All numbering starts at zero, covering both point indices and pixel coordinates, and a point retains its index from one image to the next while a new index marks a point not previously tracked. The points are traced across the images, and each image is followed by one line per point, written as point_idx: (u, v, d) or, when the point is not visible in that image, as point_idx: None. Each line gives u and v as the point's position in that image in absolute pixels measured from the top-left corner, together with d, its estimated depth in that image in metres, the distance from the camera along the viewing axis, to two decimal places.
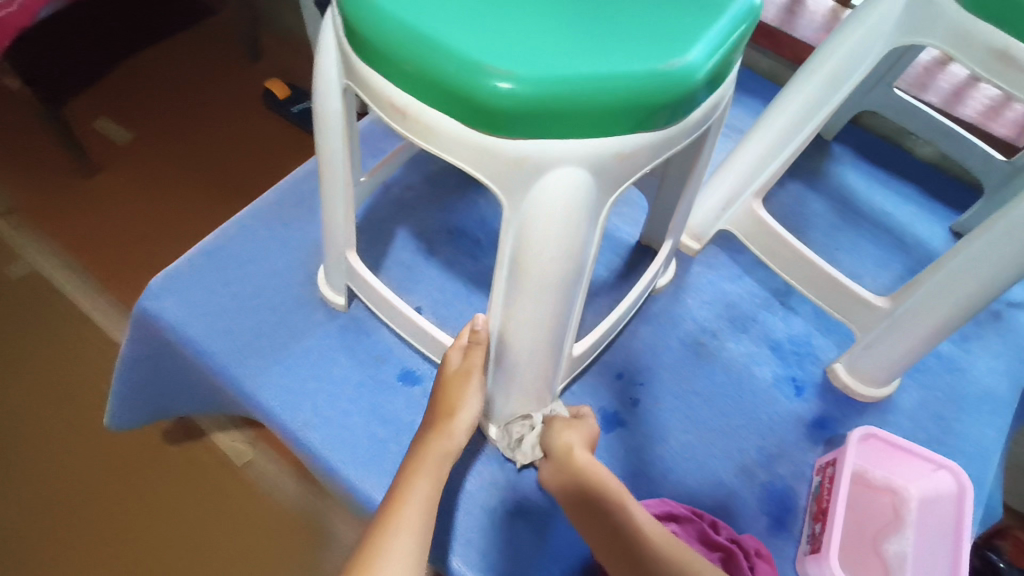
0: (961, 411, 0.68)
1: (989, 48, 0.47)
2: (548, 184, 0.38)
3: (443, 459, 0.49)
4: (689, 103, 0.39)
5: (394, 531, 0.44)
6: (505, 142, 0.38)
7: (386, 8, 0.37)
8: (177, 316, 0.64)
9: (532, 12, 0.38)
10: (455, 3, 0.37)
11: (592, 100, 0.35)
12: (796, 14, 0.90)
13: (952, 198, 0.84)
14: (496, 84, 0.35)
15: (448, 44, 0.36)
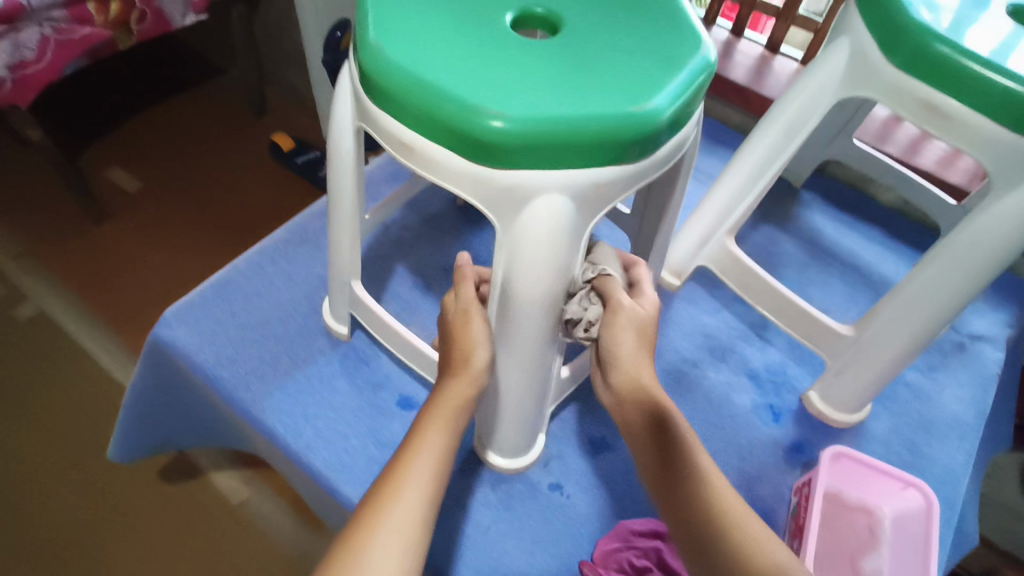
0: (930, 436, 0.71)
1: (920, 99, 0.54)
2: (534, 208, 0.44)
3: (457, 411, 0.49)
4: (658, 140, 0.45)
5: (400, 484, 0.43)
6: (497, 172, 0.43)
7: (393, 60, 0.43)
8: (188, 345, 0.68)
9: (520, 66, 0.44)
10: (453, 58, 0.44)
11: (569, 137, 0.41)
12: (763, 75, 0.99)
13: (914, 240, 0.90)
14: (488, 124, 0.40)
15: (447, 90, 0.42)
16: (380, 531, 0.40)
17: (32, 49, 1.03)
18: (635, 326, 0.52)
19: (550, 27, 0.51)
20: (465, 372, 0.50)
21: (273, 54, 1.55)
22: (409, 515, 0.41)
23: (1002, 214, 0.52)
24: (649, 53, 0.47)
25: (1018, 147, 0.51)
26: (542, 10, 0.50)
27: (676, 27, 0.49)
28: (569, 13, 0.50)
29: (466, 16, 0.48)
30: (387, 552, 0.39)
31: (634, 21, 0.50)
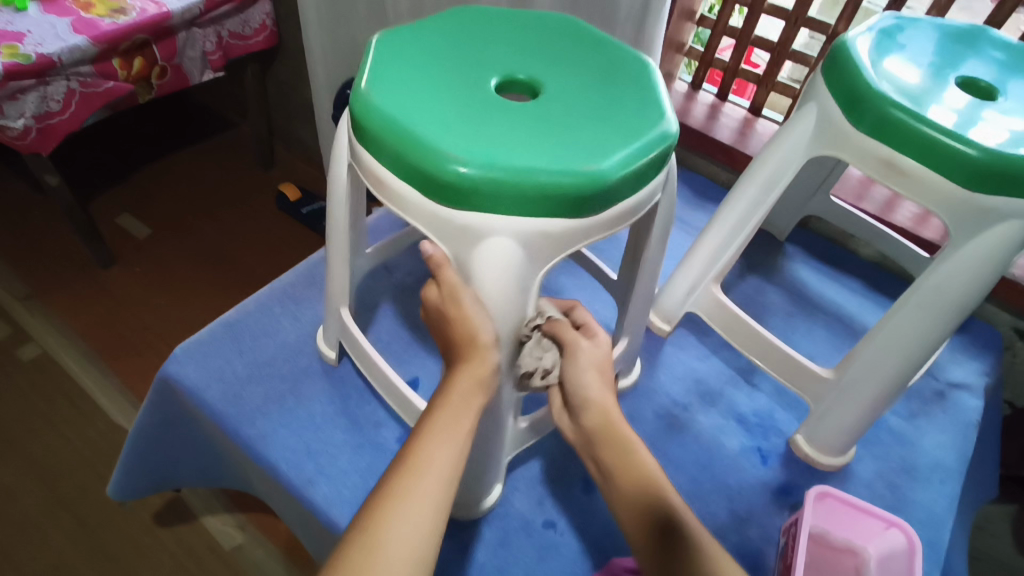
0: (914, 480, 0.74)
1: (882, 159, 0.59)
2: (484, 247, 0.48)
3: (471, 394, 0.48)
4: (608, 201, 0.49)
5: (418, 473, 0.43)
6: (451, 211, 0.48)
7: (376, 108, 0.49)
8: (197, 381, 0.71)
9: (487, 124, 0.49)
10: (430, 112, 0.49)
11: (515, 187, 0.46)
12: (747, 136, 1.06)
13: (893, 291, 0.95)
14: (450, 168, 0.46)
15: (421, 136, 0.47)
16: (396, 521, 0.41)
17: (58, 101, 1.09)
18: (594, 366, 0.56)
19: (532, 91, 0.56)
20: (475, 350, 0.49)
21: (284, 109, 1.63)
22: (426, 506, 0.42)
23: (963, 260, 0.57)
24: (612, 122, 0.51)
25: (971, 203, 0.56)
26: (525, 77, 0.56)
27: (644, 101, 0.54)
28: (549, 80, 0.55)
29: (454, 80, 0.54)
30: (406, 542, 0.40)
31: (607, 92, 0.55)
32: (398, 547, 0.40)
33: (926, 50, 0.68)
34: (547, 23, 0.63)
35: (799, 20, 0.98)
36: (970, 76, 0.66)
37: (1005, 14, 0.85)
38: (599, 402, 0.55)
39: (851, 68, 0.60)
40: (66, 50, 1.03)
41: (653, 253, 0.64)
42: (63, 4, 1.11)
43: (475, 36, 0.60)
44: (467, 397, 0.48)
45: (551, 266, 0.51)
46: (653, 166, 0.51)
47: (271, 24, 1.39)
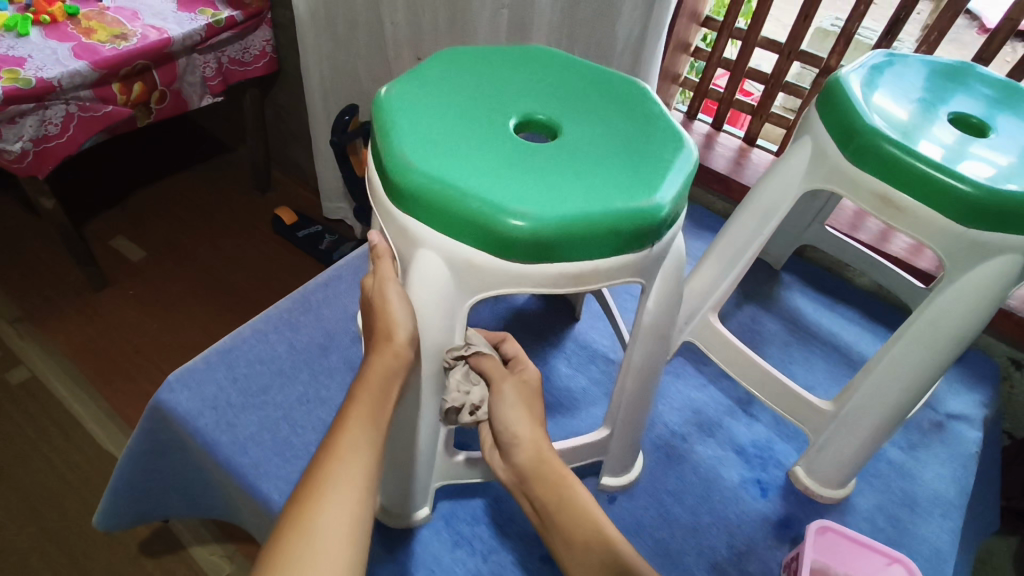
0: (914, 514, 0.73)
1: (874, 193, 0.60)
2: (421, 255, 0.49)
3: (381, 383, 0.48)
4: (537, 255, 0.46)
5: (340, 458, 0.42)
6: (398, 210, 0.50)
7: (382, 106, 0.53)
8: (189, 409, 0.70)
9: (462, 147, 0.49)
10: (419, 123, 0.51)
11: (441, 203, 0.46)
12: (742, 165, 1.07)
13: (889, 321, 0.95)
14: (399, 166, 0.48)
15: (392, 135, 0.50)
16: (327, 502, 0.39)
17: (56, 125, 1.09)
18: (530, 403, 0.56)
19: (550, 132, 0.55)
20: (389, 347, 0.49)
21: (282, 134, 1.64)
22: (350, 486, 0.41)
23: (957, 294, 0.58)
24: (588, 179, 0.48)
25: (965, 237, 0.56)
26: (544, 117, 0.55)
27: (648, 168, 0.50)
28: (568, 125, 0.54)
29: (469, 111, 0.54)
30: (338, 521, 0.39)
31: (620, 149, 0.52)
32: (332, 525, 0.38)
33: (919, 87, 0.70)
34: (603, 75, 0.61)
35: (793, 53, 0.99)
36: (962, 112, 0.67)
37: (993, 50, 0.87)
38: (533, 442, 0.54)
39: (846, 102, 0.61)
40: (66, 74, 1.03)
41: (638, 354, 0.59)
42: (64, 30, 1.12)
43: (517, 78, 0.59)
44: (377, 389, 0.48)
45: (479, 297, 0.50)
46: (612, 238, 0.47)
47: (271, 50, 1.41)
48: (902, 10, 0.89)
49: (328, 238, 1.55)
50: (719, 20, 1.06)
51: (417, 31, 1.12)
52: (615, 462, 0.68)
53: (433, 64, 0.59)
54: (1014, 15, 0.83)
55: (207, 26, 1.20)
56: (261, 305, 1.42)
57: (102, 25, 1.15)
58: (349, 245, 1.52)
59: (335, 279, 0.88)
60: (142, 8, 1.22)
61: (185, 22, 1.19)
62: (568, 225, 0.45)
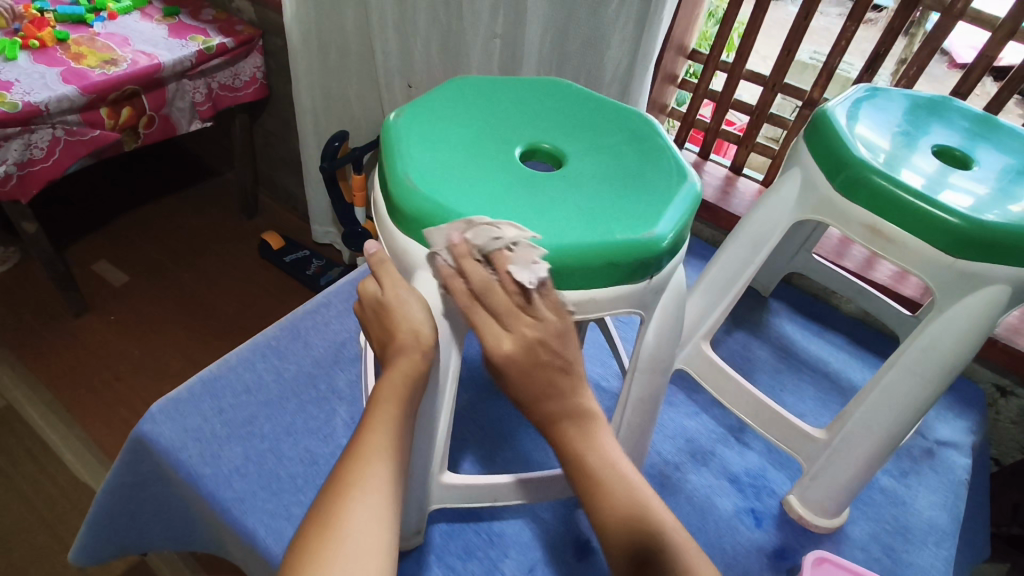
0: (907, 542, 0.73)
1: (866, 225, 0.61)
2: (419, 279, 0.49)
3: (407, 386, 0.47)
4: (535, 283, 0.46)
5: (367, 460, 0.43)
6: (398, 231, 0.50)
7: (389, 127, 0.53)
8: (172, 440, 0.68)
9: (467, 173, 0.50)
10: (424, 147, 0.51)
11: (440, 225, 0.46)
12: (729, 194, 1.08)
13: (876, 347, 0.96)
14: (402, 188, 0.48)
15: (397, 156, 0.50)
16: (354, 504, 0.41)
17: (41, 149, 1.08)
18: None
19: (555, 161, 0.56)
20: (415, 347, 0.48)
21: (271, 159, 1.64)
22: (375, 489, 0.42)
23: (946, 324, 0.59)
24: (592, 209, 0.49)
25: (954, 268, 0.57)
26: (549, 147, 0.55)
27: (648, 197, 0.51)
28: (574, 155, 0.54)
29: (476, 139, 0.54)
30: (364, 519, 0.40)
31: (625, 180, 0.52)
32: (359, 528, 0.39)
33: (902, 120, 0.71)
34: (609, 105, 0.61)
35: (777, 86, 1.02)
36: (945, 144, 0.69)
37: (969, 85, 0.90)
38: None
39: (832, 135, 0.63)
40: (53, 99, 1.03)
41: (637, 388, 0.58)
42: (52, 55, 1.12)
43: (524, 107, 0.59)
44: (402, 388, 0.47)
45: (475, 323, 0.50)
46: (610, 268, 0.47)
47: (262, 76, 1.41)
48: (881, 46, 0.92)
49: (316, 263, 1.54)
50: (705, 53, 1.09)
51: (409, 61, 1.13)
52: None
53: (446, 91, 0.59)
54: (990, 52, 0.86)
55: (198, 52, 1.21)
56: (247, 331, 1.40)
57: (92, 51, 1.14)
58: (337, 271, 1.51)
59: (324, 305, 0.87)
60: (132, 34, 1.22)
61: (176, 48, 1.20)
62: (567, 253, 0.45)
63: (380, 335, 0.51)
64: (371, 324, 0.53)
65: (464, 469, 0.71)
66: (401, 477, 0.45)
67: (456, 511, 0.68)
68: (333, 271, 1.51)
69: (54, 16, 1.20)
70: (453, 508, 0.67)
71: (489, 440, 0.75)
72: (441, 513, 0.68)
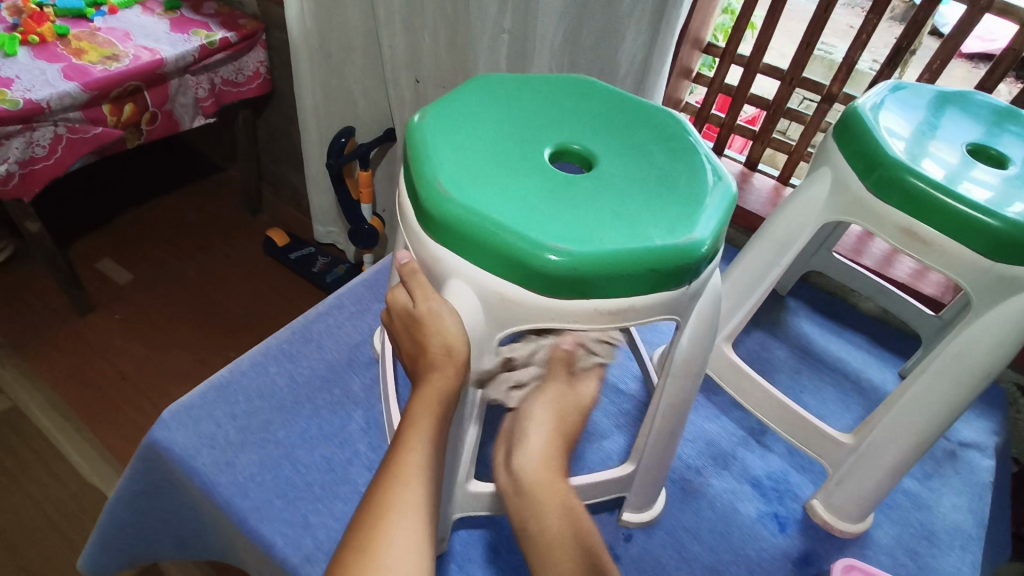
0: (934, 547, 0.71)
1: (901, 228, 0.59)
2: (450, 288, 0.47)
3: (441, 405, 0.46)
4: (569, 291, 0.45)
5: (402, 482, 0.42)
6: (426, 237, 0.48)
7: (416, 128, 0.51)
8: (186, 448, 0.67)
9: (497, 177, 0.48)
10: (452, 150, 0.49)
11: (471, 231, 0.44)
12: (746, 190, 1.06)
13: (896, 347, 0.94)
14: (432, 193, 0.46)
15: (426, 159, 0.48)
16: (390, 531, 0.40)
17: (44, 147, 1.06)
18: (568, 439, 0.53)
19: (584, 162, 0.54)
20: (448, 362, 0.46)
21: (275, 155, 1.62)
22: (413, 514, 0.41)
23: (984, 330, 0.57)
24: (628, 215, 0.47)
25: (993, 272, 0.56)
26: (579, 148, 0.53)
27: (684, 201, 0.49)
28: (605, 156, 0.53)
29: (504, 141, 0.52)
30: (401, 548, 0.39)
31: (658, 183, 0.51)
32: (396, 558, 0.39)
33: (932, 116, 0.69)
34: (637, 104, 0.60)
35: (795, 80, 0.99)
36: (978, 142, 0.67)
37: (995, 79, 0.88)
38: None
39: (865, 133, 0.61)
40: (55, 96, 1.01)
41: (669, 393, 0.57)
42: (53, 51, 1.10)
43: (549, 106, 0.57)
44: (437, 404, 0.45)
45: (508, 332, 0.48)
46: (648, 275, 0.45)
47: (265, 71, 1.39)
48: (904, 39, 0.90)
49: (322, 260, 1.53)
50: (721, 46, 1.06)
51: (416, 55, 1.11)
52: (638, 498, 0.66)
53: (471, 89, 0.57)
54: (1016, 46, 0.84)
55: (201, 47, 1.18)
56: (253, 330, 1.38)
57: (93, 46, 1.12)
58: (343, 268, 1.50)
59: (336, 308, 0.86)
60: (134, 29, 1.20)
61: (179, 43, 1.17)
62: (604, 261, 0.44)
63: (410, 348, 0.49)
64: (400, 335, 0.52)
65: (483, 475, 0.70)
66: (436, 499, 0.43)
67: (476, 518, 0.67)
68: (340, 268, 1.50)
69: (53, 11, 1.17)
70: (473, 516, 0.66)
71: None
72: (461, 521, 0.66)
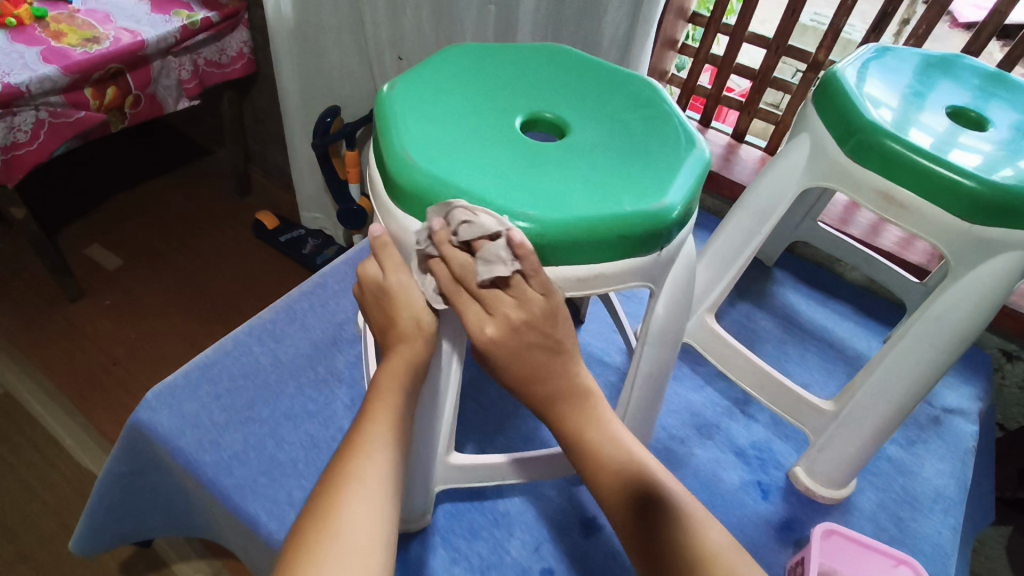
0: (915, 511, 0.72)
1: (878, 193, 0.59)
2: (422, 260, 0.47)
3: (410, 377, 0.46)
4: (542, 259, 0.45)
5: (366, 453, 0.42)
6: (396, 207, 0.48)
7: (386, 99, 0.50)
8: (169, 428, 0.67)
9: (466, 146, 0.47)
10: (422, 121, 0.49)
11: (441, 199, 0.44)
12: (732, 162, 1.05)
13: (882, 316, 0.94)
14: (400, 162, 0.45)
15: (394, 129, 0.48)
16: (351, 498, 0.39)
17: (25, 132, 1.05)
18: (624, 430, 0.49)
19: (557, 130, 0.53)
20: (418, 335, 0.46)
21: (262, 137, 1.61)
22: (376, 483, 0.41)
23: (960, 294, 0.57)
24: (599, 181, 0.47)
25: (970, 235, 0.55)
26: (551, 116, 0.53)
27: (656, 166, 0.49)
28: (578, 124, 0.52)
29: (475, 110, 0.51)
30: (361, 515, 0.39)
31: (629, 149, 0.50)
32: (356, 523, 0.38)
33: (914, 80, 0.68)
34: (612, 71, 0.59)
35: (781, 49, 0.98)
36: (959, 105, 0.66)
37: (981, 44, 0.87)
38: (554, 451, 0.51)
39: (843, 96, 0.61)
40: (34, 80, 0.99)
41: (647, 362, 0.57)
42: (31, 34, 1.08)
43: (521, 74, 0.57)
44: (404, 375, 0.46)
45: None
46: (620, 242, 0.45)
47: (249, 51, 1.37)
48: (890, 4, 0.88)
49: (312, 241, 1.51)
50: (706, 16, 1.04)
51: (399, 31, 1.09)
52: None
53: (442, 59, 0.57)
54: (1001, 8, 0.82)
55: (182, 27, 1.16)
56: (244, 313, 1.38)
57: (72, 28, 1.10)
58: (333, 250, 1.48)
59: (320, 287, 0.86)
60: (114, 11, 1.17)
61: (159, 24, 1.16)
62: (574, 226, 0.43)
63: (380, 322, 0.49)
64: (371, 308, 0.51)
65: (468, 449, 0.70)
66: (401, 470, 0.43)
67: (461, 491, 0.67)
68: (330, 250, 1.49)
69: None
70: (458, 489, 0.67)
71: (493, 418, 0.74)
72: (446, 494, 0.67)
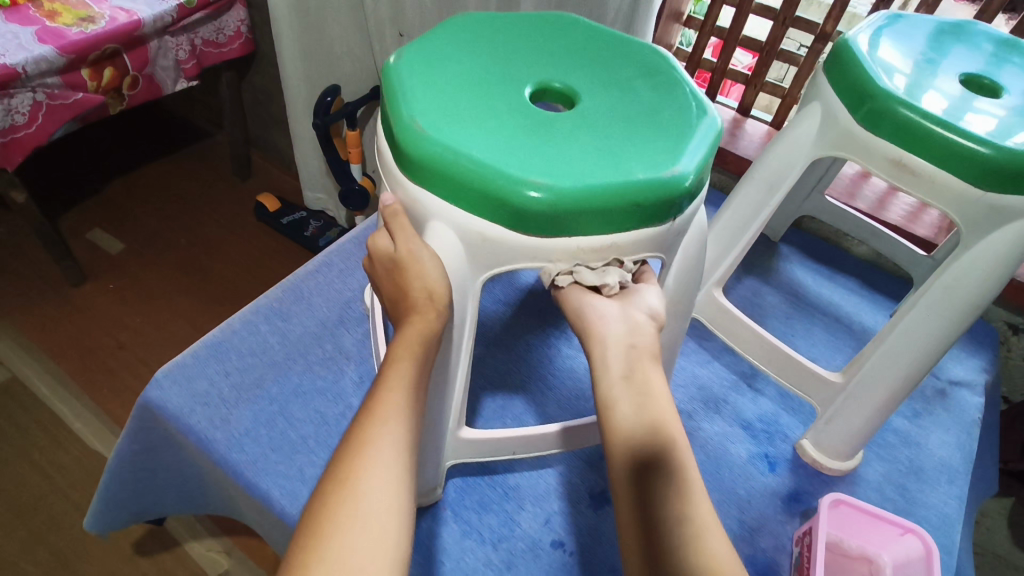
0: (921, 481, 0.73)
1: (890, 160, 0.58)
2: (431, 230, 0.47)
3: (424, 349, 0.46)
4: (553, 227, 0.44)
5: (381, 420, 0.42)
6: (405, 178, 0.48)
7: (393, 68, 0.50)
8: (180, 406, 0.67)
9: (475, 114, 0.47)
10: (429, 90, 0.48)
11: (449, 168, 0.44)
12: (737, 137, 1.04)
13: (888, 290, 0.94)
14: (408, 132, 0.45)
15: (401, 99, 0.47)
16: (368, 463, 0.39)
17: (23, 114, 1.04)
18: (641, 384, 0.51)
19: (566, 100, 0.52)
20: (430, 306, 0.46)
21: (261, 118, 1.59)
22: (392, 449, 0.41)
23: (972, 263, 0.57)
24: (609, 149, 0.46)
25: (983, 202, 0.55)
26: (560, 86, 0.52)
27: (667, 134, 0.48)
28: (586, 93, 0.51)
29: (482, 80, 0.51)
30: (378, 480, 0.39)
31: (639, 118, 0.49)
32: (374, 488, 0.38)
33: (925, 47, 0.67)
34: (620, 40, 0.58)
35: (787, 20, 0.96)
36: (972, 72, 0.65)
37: (992, 13, 0.85)
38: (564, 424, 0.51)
39: (854, 63, 0.60)
40: (31, 61, 0.98)
41: None
42: (25, 13, 1.05)
43: (530, 44, 0.56)
44: (417, 345, 0.45)
45: (492, 273, 0.48)
46: (632, 209, 0.45)
47: (247, 30, 1.35)
48: None
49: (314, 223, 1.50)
50: None
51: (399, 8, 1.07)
52: None
53: (449, 29, 0.56)
54: None
55: (179, 6, 1.15)
56: (247, 295, 1.38)
57: (67, 8, 1.08)
58: (336, 232, 1.47)
59: (325, 266, 0.85)
60: None
61: (155, 2, 1.14)
62: (585, 194, 0.43)
63: (392, 295, 0.49)
64: (382, 281, 0.51)
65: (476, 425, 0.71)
66: (416, 437, 0.43)
67: (471, 466, 0.68)
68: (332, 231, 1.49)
69: None
70: (467, 463, 0.67)
71: (500, 394, 0.74)
72: (456, 469, 0.68)
